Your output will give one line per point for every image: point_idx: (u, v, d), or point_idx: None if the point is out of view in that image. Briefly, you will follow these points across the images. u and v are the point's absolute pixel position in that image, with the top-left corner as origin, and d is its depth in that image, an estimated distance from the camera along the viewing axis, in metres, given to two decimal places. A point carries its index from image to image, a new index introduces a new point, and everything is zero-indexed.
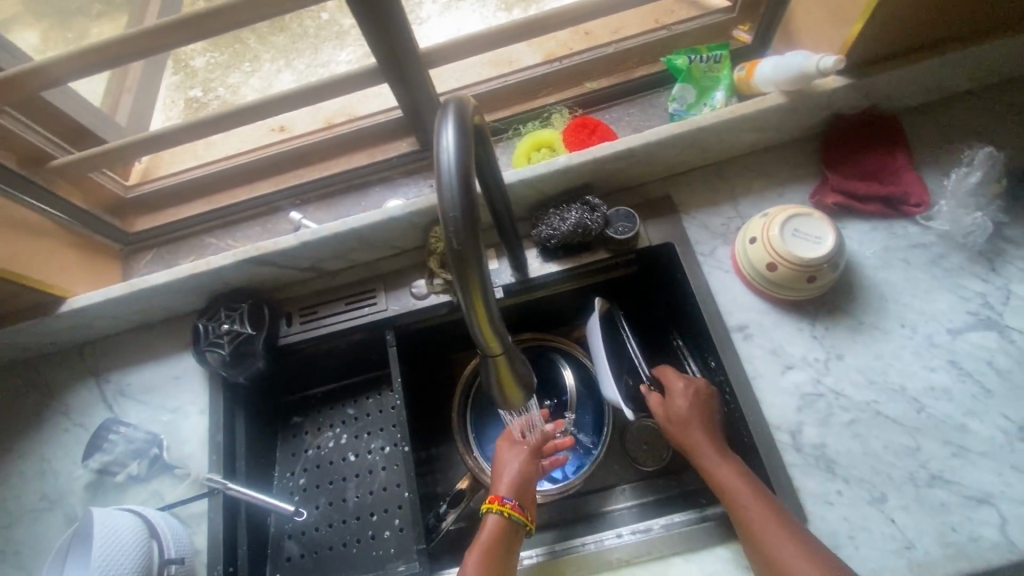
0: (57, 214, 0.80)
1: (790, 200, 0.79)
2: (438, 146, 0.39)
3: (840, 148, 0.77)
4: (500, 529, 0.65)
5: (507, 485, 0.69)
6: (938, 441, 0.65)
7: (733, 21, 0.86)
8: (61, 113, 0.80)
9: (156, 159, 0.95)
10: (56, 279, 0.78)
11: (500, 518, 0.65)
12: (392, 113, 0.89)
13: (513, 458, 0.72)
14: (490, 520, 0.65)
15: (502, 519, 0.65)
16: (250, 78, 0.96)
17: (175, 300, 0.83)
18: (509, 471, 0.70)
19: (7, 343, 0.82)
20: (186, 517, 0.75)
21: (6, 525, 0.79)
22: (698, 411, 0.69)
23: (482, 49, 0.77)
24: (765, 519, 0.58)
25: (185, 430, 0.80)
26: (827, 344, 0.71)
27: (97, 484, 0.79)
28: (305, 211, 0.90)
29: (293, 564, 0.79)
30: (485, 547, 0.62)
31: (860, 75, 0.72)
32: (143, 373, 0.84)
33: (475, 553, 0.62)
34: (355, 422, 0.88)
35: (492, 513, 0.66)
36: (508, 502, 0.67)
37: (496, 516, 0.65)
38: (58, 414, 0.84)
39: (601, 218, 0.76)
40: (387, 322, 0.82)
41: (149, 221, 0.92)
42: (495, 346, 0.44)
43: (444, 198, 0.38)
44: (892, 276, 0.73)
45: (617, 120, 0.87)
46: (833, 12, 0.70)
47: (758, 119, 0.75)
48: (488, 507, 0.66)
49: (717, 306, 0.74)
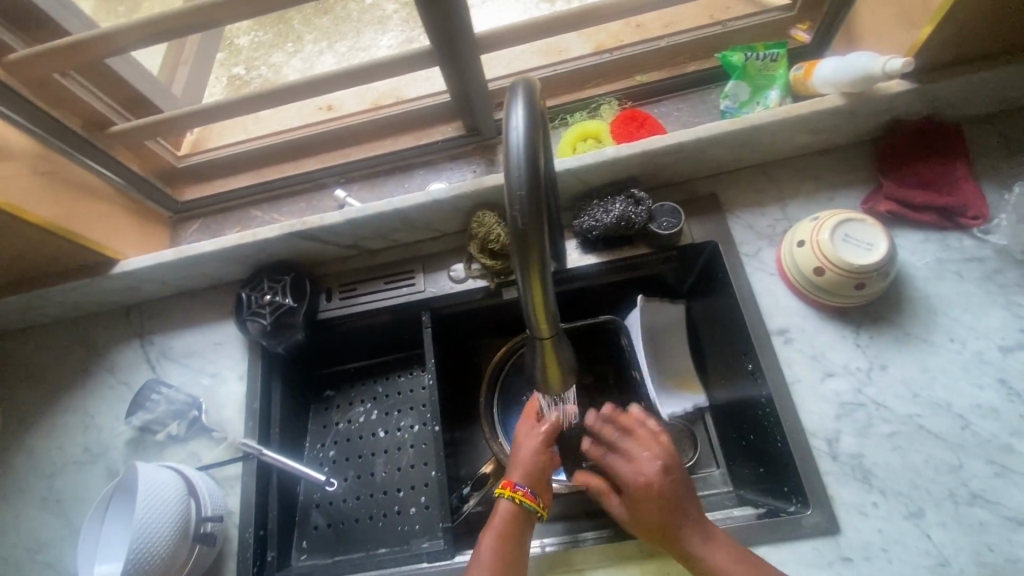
0: (114, 178, 0.83)
1: (840, 206, 0.78)
2: (509, 124, 0.40)
3: (897, 155, 0.75)
4: (513, 517, 0.64)
5: (522, 472, 0.68)
6: (981, 460, 0.64)
7: (792, 20, 0.84)
8: (124, 81, 0.80)
9: (204, 132, 0.95)
10: (110, 241, 0.80)
11: (512, 505, 0.65)
12: (440, 97, 0.89)
13: (529, 442, 0.70)
14: (503, 507, 0.65)
15: (514, 506, 0.65)
16: (293, 58, 0.92)
17: (219, 269, 0.85)
18: (523, 456, 0.69)
19: (61, 300, 0.86)
20: (221, 479, 0.77)
21: (50, 473, 0.82)
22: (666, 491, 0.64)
23: (536, 35, 0.76)
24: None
25: (224, 395, 0.82)
26: (871, 353, 0.70)
27: (138, 441, 0.82)
28: (349, 189, 0.91)
29: (319, 533, 0.81)
30: (496, 539, 0.62)
31: (925, 80, 0.70)
32: (187, 337, 0.87)
33: (487, 541, 0.63)
34: (385, 400, 0.91)
35: (504, 498, 0.66)
36: (520, 489, 0.66)
37: (509, 502, 0.65)
38: (104, 372, 0.87)
39: (645, 212, 0.76)
40: (424, 303, 0.84)
41: (198, 191, 0.94)
42: (545, 328, 0.45)
43: (512, 174, 0.39)
44: (943, 289, 0.71)
45: (666, 115, 0.86)
46: (902, 13, 0.68)
47: (813, 120, 0.73)
48: (500, 492, 0.66)
49: (758, 309, 0.74)
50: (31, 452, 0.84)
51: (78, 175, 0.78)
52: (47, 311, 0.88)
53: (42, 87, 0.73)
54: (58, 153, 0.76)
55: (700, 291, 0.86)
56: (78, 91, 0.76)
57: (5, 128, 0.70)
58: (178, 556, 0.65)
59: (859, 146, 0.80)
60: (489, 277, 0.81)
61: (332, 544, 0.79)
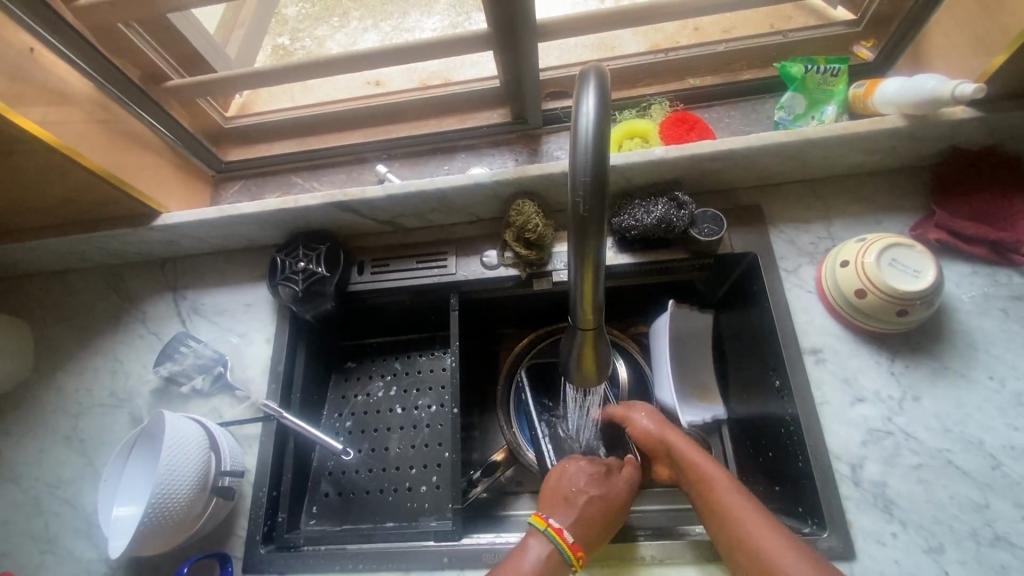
0: (163, 132, 0.85)
1: (886, 229, 0.76)
2: (578, 111, 0.40)
3: (953, 184, 0.73)
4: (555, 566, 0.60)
5: (575, 516, 0.63)
6: (1010, 501, 0.62)
7: (856, 36, 0.82)
8: (181, 38, 0.80)
9: (253, 94, 0.96)
10: (155, 193, 0.81)
11: (546, 545, 0.61)
12: (487, 82, 0.88)
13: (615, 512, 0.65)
14: (542, 545, 0.61)
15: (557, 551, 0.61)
16: (338, 33, 0.91)
17: (255, 231, 0.86)
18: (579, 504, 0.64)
19: (101, 247, 0.87)
20: (240, 437, 0.78)
21: (76, 414, 0.84)
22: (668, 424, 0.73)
23: (594, 29, 0.75)
24: (738, 506, 0.58)
25: (250, 355, 0.83)
26: (905, 383, 0.69)
27: (163, 391, 0.84)
28: (390, 165, 0.92)
29: (329, 501, 0.82)
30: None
31: (994, 109, 0.67)
32: (219, 295, 0.88)
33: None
34: (404, 377, 0.92)
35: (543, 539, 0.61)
36: (567, 538, 0.61)
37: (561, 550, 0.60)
38: (135, 320, 0.89)
39: (688, 216, 0.75)
40: (454, 286, 0.83)
41: (241, 153, 0.95)
42: (589, 316, 0.47)
43: (577, 163, 0.40)
44: (987, 324, 0.70)
45: (716, 121, 0.86)
46: (976, 38, 0.67)
47: (869, 140, 0.72)
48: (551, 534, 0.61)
49: (793, 327, 0.73)
50: (59, 391, 0.86)
51: (131, 126, 0.80)
52: (87, 256, 0.90)
53: (107, 37, 0.74)
54: (114, 101, 0.78)
55: (732, 302, 0.85)
56: (140, 42, 0.77)
57: (67, 73, 0.72)
58: (194, 507, 0.67)
59: (913, 170, 0.79)
60: (521, 266, 0.81)
61: (339, 513, 0.81)
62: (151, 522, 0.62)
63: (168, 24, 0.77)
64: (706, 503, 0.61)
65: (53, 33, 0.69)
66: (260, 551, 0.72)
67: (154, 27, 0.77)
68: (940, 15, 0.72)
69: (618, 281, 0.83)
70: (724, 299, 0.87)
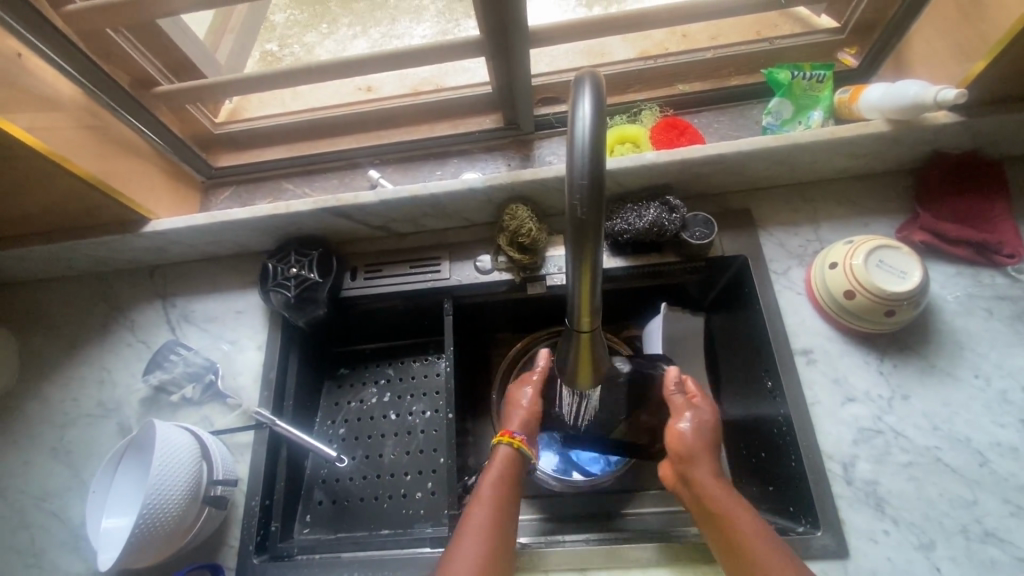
0: (151, 136, 0.84)
1: (873, 232, 0.78)
2: (574, 115, 0.41)
3: (936, 187, 0.75)
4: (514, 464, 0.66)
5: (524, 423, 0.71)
6: (997, 498, 0.63)
7: (840, 43, 0.84)
8: (171, 45, 0.80)
9: (242, 100, 0.95)
10: (144, 200, 0.81)
11: (510, 450, 0.67)
12: (479, 88, 0.89)
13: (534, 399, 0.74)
14: (503, 452, 0.67)
15: (513, 452, 0.67)
16: (327, 39, 0.91)
17: (246, 237, 0.85)
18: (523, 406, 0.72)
19: (89, 255, 0.86)
20: (232, 445, 0.77)
21: (62, 424, 0.83)
22: (713, 434, 0.68)
23: (585, 34, 0.75)
24: (765, 553, 0.54)
25: (241, 363, 0.83)
26: (894, 382, 0.70)
27: (152, 400, 0.82)
28: (382, 170, 0.92)
29: (322, 509, 0.81)
30: (505, 497, 0.62)
31: (974, 114, 0.69)
32: (209, 302, 0.88)
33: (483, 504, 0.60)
34: (398, 383, 0.91)
35: (502, 445, 0.68)
36: (517, 436, 0.69)
37: (510, 450, 0.67)
38: (124, 329, 0.88)
39: (679, 220, 0.75)
40: (448, 290, 0.83)
41: (231, 159, 0.94)
42: (585, 319, 0.46)
43: (574, 166, 0.40)
44: (972, 324, 0.71)
45: (706, 126, 0.87)
46: (956, 45, 0.68)
47: (855, 144, 0.73)
48: (499, 439, 0.68)
49: (784, 329, 0.74)
50: (44, 401, 0.85)
51: (121, 133, 0.79)
52: (73, 263, 0.89)
53: (94, 40, 0.73)
54: (103, 108, 0.77)
55: (723, 304, 0.86)
56: (129, 48, 0.76)
57: (55, 78, 0.71)
58: (185, 518, 0.66)
59: (897, 174, 0.80)
60: (515, 270, 0.82)
61: (333, 522, 0.80)
62: (141, 534, 0.61)
63: (158, 29, 0.77)
64: (725, 537, 0.57)
65: (42, 39, 0.68)
66: (253, 561, 0.71)
67: (144, 32, 0.77)
68: (921, 24, 0.74)
69: (611, 284, 0.84)
70: (715, 302, 0.88)
